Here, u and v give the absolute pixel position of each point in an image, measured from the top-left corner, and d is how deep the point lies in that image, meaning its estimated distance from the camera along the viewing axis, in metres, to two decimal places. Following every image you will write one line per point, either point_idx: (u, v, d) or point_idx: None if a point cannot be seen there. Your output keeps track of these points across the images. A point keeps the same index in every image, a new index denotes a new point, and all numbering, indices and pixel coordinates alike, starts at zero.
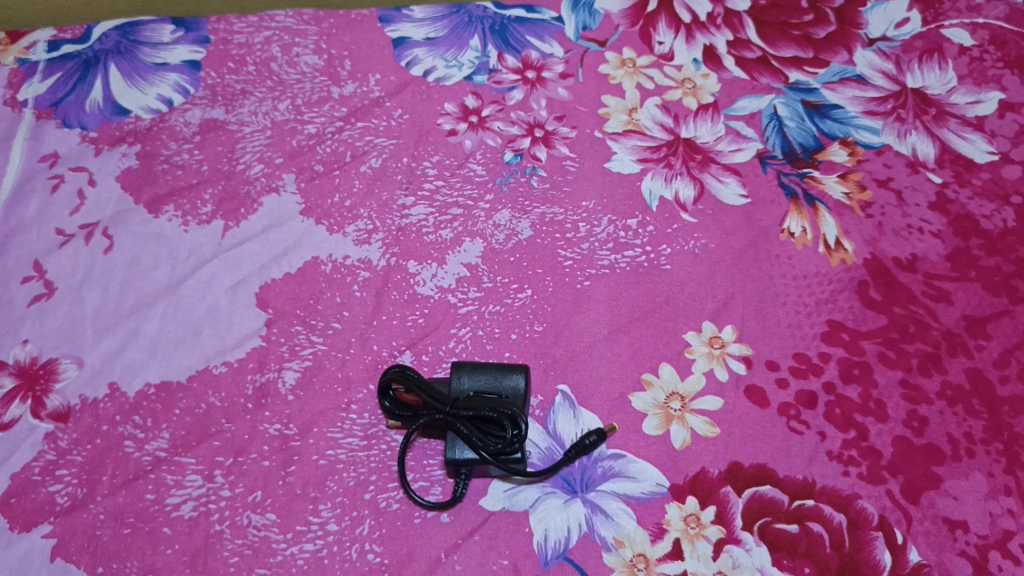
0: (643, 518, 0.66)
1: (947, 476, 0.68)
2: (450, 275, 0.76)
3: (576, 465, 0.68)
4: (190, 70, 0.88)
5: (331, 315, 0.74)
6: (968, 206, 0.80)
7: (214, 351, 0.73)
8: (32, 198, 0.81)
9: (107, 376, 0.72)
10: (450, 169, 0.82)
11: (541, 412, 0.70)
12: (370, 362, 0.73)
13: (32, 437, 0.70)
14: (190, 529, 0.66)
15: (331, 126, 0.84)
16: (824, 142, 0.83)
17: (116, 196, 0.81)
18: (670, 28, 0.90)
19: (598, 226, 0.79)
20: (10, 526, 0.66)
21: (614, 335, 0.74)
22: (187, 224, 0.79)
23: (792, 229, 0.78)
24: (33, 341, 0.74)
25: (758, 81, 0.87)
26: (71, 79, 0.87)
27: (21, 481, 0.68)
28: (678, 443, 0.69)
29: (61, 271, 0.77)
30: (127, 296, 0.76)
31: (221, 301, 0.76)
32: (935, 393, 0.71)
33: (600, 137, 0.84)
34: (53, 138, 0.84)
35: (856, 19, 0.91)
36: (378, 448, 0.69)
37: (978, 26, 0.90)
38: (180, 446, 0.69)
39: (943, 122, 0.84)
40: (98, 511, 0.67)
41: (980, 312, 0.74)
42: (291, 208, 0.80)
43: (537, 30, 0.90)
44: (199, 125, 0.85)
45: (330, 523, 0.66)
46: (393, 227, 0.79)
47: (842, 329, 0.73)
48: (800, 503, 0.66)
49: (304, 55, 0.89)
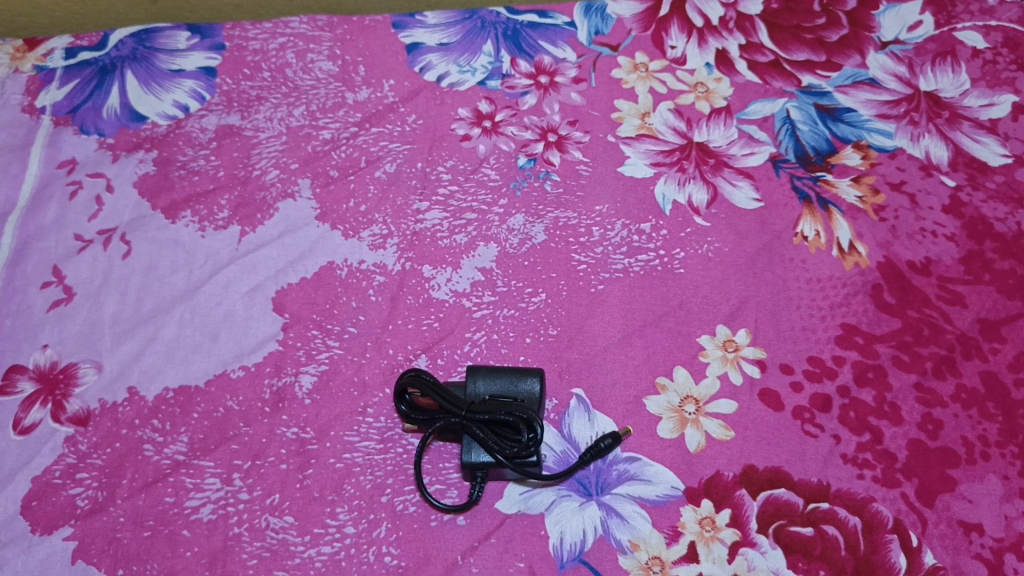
0: (658, 521, 0.66)
1: (962, 479, 0.68)
2: (464, 279, 0.77)
3: (591, 468, 0.69)
4: (205, 77, 0.89)
5: (347, 319, 0.75)
6: (982, 208, 0.80)
7: (231, 356, 0.74)
8: (51, 205, 0.82)
9: (126, 381, 0.73)
10: (464, 174, 0.83)
11: (556, 416, 0.71)
12: (386, 366, 0.73)
13: (53, 441, 0.71)
14: (209, 532, 0.67)
15: (345, 131, 0.85)
16: (837, 146, 0.83)
17: (133, 202, 0.82)
18: (682, 33, 0.91)
19: (611, 230, 0.79)
20: (31, 529, 0.67)
21: (628, 339, 0.74)
22: (204, 230, 0.80)
23: (805, 233, 0.79)
24: (53, 345, 0.75)
25: (770, 84, 0.87)
26: (89, 85, 0.89)
27: (42, 484, 0.69)
28: (693, 446, 0.69)
29: (80, 277, 0.79)
30: (145, 301, 0.77)
31: (238, 306, 0.76)
32: (950, 396, 0.71)
33: (614, 141, 0.84)
34: (71, 144, 0.85)
35: (868, 22, 0.91)
36: (394, 451, 0.70)
37: (991, 29, 0.90)
38: (198, 450, 0.70)
39: (956, 125, 0.84)
40: (118, 515, 0.68)
41: (995, 315, 0.74)
42: (306, 213, 0.81)
43: (549, 35, 0.91)
44: (215, 131, 0.86)
45: (348, 526, 0.67)
46: (408, 232, 0.79)
47: (856, 332, 0.74)
48: (815, 506, 0.67)
49: (319, 61, 0.90)
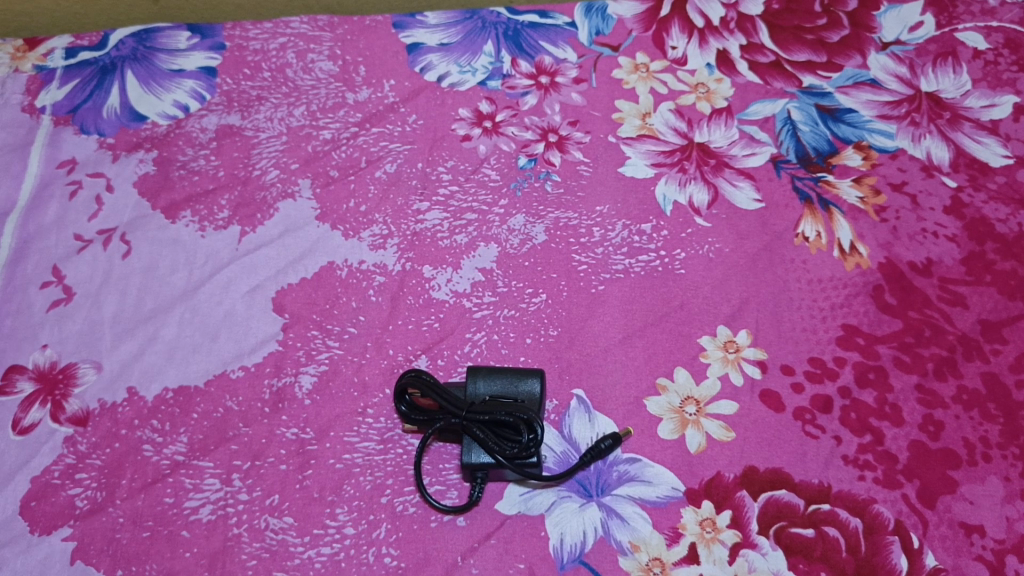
0: (659, 522, 0.66)
1: (963, 480, 0.68)
2: (465, 279, 0.77)
3: (591, 469, 0.68)
4: (206, 77, 0.89)
5: (347, 319, 0.75)
6: (984, 209, 0.80)
7: (231, 356, 0.74)
8: (51, 204, 0.82)
9: (125, 381, 0.73)
10: (464, 174, 0.82)
11: (556, 417, 0.71)
12: (386, 366, 0.73)
13: (52, 441, 0.71)
14: (209, 532, 0.66)
15: (346, 131, 0.85)
16: (838, 146, 0.83)
17: (133, 202, 0.82)
18: (683, 33, 0.91)
19: (612, 231, 0.79)
20: (30, 529, 0.67)
21: (628, 339, 0.74)
22: (204, 230, 0.80)
23: (806, 233, 0.79)
24: (52, 345, 0.75)
25: (771, 85, 0.87)
26: (89, 85, 0.89)
27: (41, 484, 0.69)
28: (693, 447, 0.69)
29: (80, 276, 0.78)
30: (145, 301, 0.77)
31: (238, 306, 0.76)
32: (951, 397, 0.71)
33: (615, 142, 0.84)
34: (71, 144, 0.85)
35: (869, 23, 0.91)
36: (394, 452, 0.70)
37: (992, 30, 0.90)
38: (198, 450, 0.70)
39: (957, 125, 0.84)
40: (117, 515, 0.68)
41: (996, 316, 0.74)
42: (306, 213, 0.80)
43: (550, 35, 0.91)
44: (215, 131, 0.86)
45: (347, 527, 0.66)
46: (408, 233, 0.79)
47: (857, 333, 0.74)
48: (816, 507, 0.66)
49: (319, 61, 0.90)
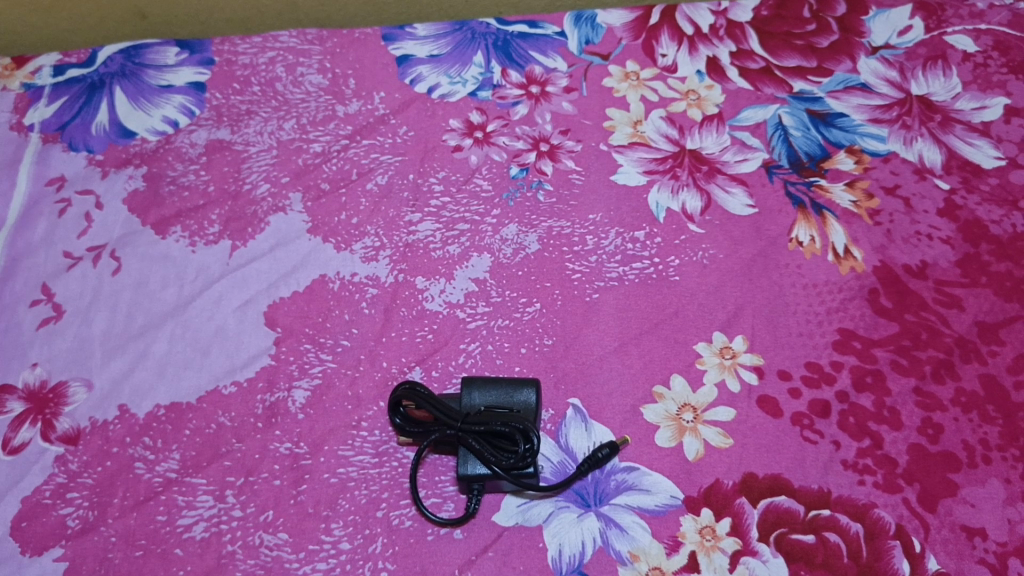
0: (658, 531, 0.65)
1: (964, 483, 0.67)
2: (458, 290, 0.76)
3: (589, 479, 0.68)
4: (195, 92, 0.89)
5: (340, 332, 0.74)
6: (977, 211, 0.80)
7: (223, 371, 0.73)
8: (40, 221, 0.81)
9: (116, 398, 0.72)
10: (456, 185, 0.82)
11: (552, 426, 0.70)
12: (380, 378, 0.72)
13: (43, 460, 0.70)
14: (202, 550, 0.65)
15: (337, 144, 0.85)
16: (830, 151, 0.83)
17: (123, 218, 0.81)
18: (673, 41, 0.91)
19: (605, 239, 0.79)
20: (21, 550, 0.66)
21: (623, 347, 0.73)
22: (194, 245, 0.80)
23: (800, 238, 0.78)
24: (42, 364, 0.74)
25: (762, 91, 0.87)
26: (78, 102, 0.88)
27: (32, 505, 0.68)
28: (691, 455, 0.68)
29: (69, 294, 0.78)
30: (136, 317, 0.76)
31: (229, 321, 0.76)
32: (949, 400, 0.70)
33: (607, 150, 0.84)
34: (60, 161, 0.85)
35: (858, 28, 0.92)
36: (389, 465, 0.69)
37: (981, 32, 0.91)
38: (191, 467, 0.69)
39: (948, 128, 0.84)
40: (110, 534, 0.66)
41: (992, 317, 0.74)
42: (298, 227, 0.80)
43: (540, 45, 0.91)
44: (205, 146, 0.85)
45: (343, 542, 0.65)
46: (401, 244, 0.79)
47: (854, 337, 0.73)
48: (816, 514, 0.66)
49: (308, 74, 0.90)
